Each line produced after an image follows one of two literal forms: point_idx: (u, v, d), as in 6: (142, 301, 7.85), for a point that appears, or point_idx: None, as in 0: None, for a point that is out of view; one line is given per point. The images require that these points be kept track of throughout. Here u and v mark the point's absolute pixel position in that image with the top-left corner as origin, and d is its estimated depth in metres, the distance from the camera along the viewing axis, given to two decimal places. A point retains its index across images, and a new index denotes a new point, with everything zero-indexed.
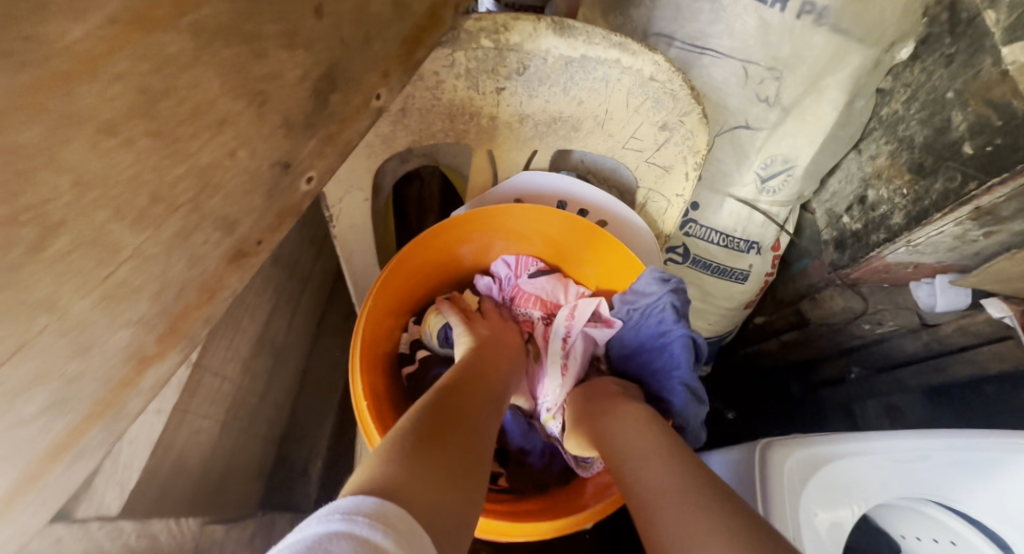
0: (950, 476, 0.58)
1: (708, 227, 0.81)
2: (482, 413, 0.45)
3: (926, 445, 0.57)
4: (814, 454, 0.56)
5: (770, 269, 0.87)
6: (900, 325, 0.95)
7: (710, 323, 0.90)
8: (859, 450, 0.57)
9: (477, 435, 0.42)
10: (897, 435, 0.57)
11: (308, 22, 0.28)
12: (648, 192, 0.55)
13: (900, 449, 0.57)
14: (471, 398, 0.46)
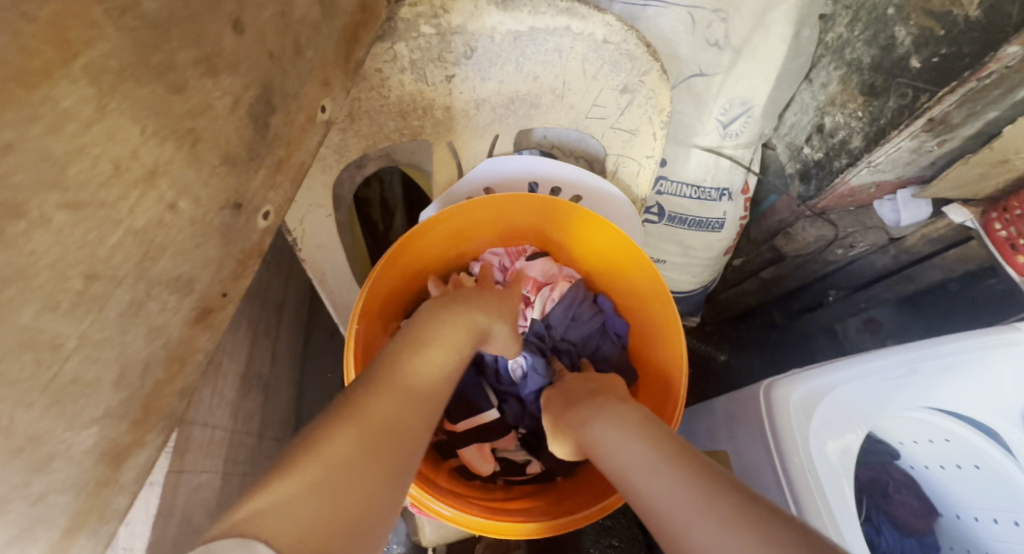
0: (939, 378, 0.61)
1: (679, 181, 0.81)
2: (432, 376, 0.40)
3: (918, 358, 0.59)
4: (816, 387, 0.58)
5: (744, 212, 0.88)
6: (871, 245, 0.98)
7: (693, 275, 0.92)
8: (855, 373, 0.58)
9: (418, 411, 0.38)
10: (889, 353, 0.59)
11: (228, 41, 0.27)
12: (617, 158, 0.53)
13: (896, 365, 0.58)
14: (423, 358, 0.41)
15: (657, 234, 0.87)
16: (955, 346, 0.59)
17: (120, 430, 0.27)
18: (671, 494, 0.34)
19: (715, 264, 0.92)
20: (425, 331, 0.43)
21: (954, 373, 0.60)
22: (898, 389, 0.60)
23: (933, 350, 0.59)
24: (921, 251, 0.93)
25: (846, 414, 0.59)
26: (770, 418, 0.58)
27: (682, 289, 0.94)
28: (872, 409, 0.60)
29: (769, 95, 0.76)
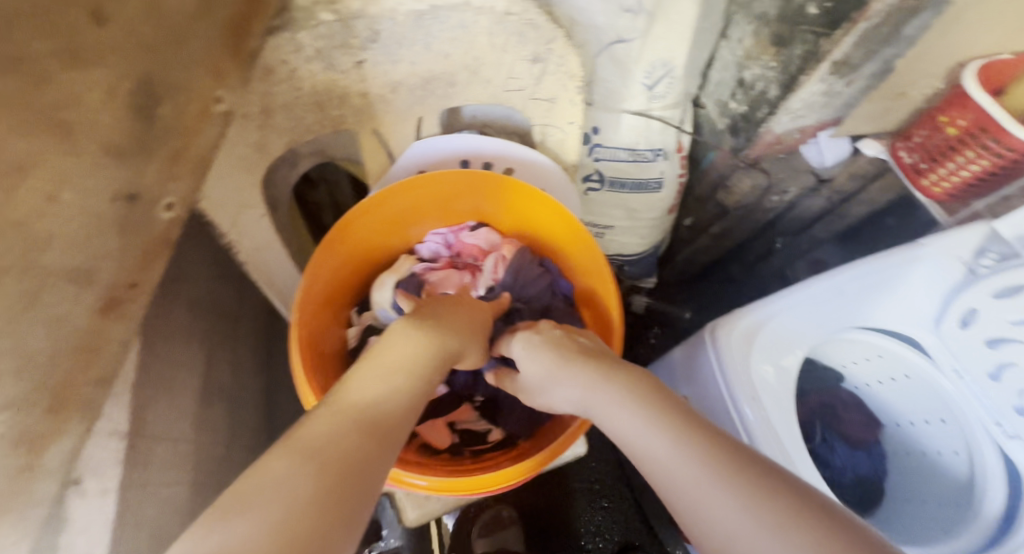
0: (861, 301, 0.66)
1: (614, 146, 0.84)
2: (393, 399, 0.36)
3: (840, 284, 0.63)
4: (751, 320, 0.62)
5: (680, 169, 0.92)
6: (802, 188, 1.03)
7: (642, 237, 0.96)
8: (785, 303, 0.63)
9: (383, 428, 0.33)
10: (814, 283, 0.63)
11: (90, 31, 0.25)
12: (543, 127, 0.56)
13: (821, 293, 0.63)
14: (383, 383, 0.37)
15: (602, 201, 0.91)
16: (872, 269, 0.64)
17: (31, 421, 0.28)
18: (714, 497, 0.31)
19: (661, 223, 0.96)
20: (393, 356, 0.40)
21: (874, 295, 0.66)
22: (827, 316, 0.65)
23: (853, 274, 0.64)
24: (846, 187, 1.00)
25: (781, 342, 0.63)
26: (716, 360, 0.62)
27: (632, 252, 0.99)
28: (807, 337, 0.64)
29: (689, 54, 0.77)
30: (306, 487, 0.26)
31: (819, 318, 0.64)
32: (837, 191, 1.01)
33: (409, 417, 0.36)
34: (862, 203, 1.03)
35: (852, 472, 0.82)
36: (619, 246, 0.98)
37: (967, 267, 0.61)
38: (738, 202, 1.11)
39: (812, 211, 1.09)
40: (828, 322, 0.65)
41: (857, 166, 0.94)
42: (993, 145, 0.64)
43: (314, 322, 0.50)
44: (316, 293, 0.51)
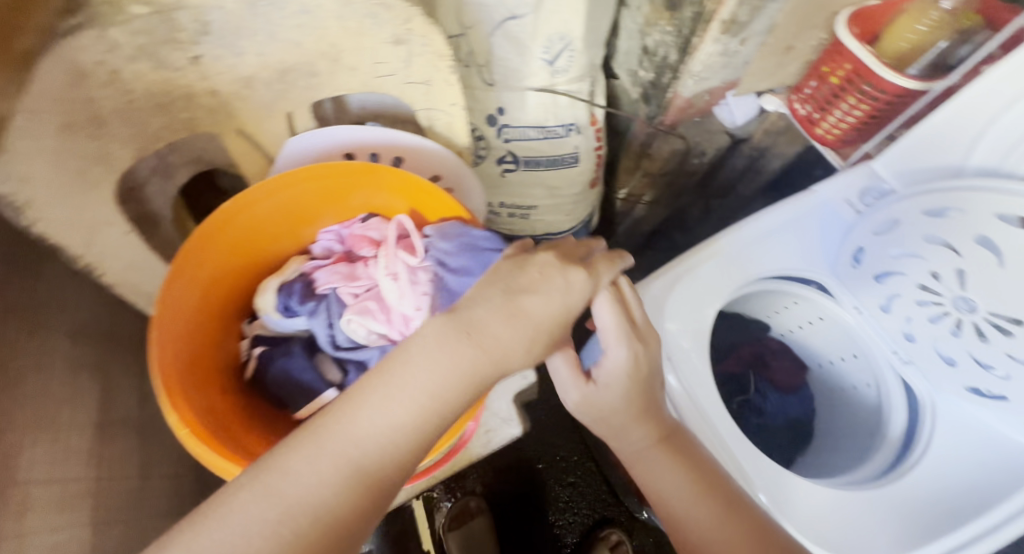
0: (762, 253, 0.67)
1: (522, 125, 0.83)
2: (410, 427, 0.33)
3: (733, 240, 0.67)
4: (662, 283, 0.64)
5: (596, 142, 0.92)
6: (720, 148, 1.07)
7: (567, 213, 0.97)
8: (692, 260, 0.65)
9: (385, 464, 0.32)
10: (709, 242, 0.65)
11: None
12: (429, 112, 0.56)
13: (715, 253, 0.66)
14: (406, 408, 0.33)
15: (520, 181, 0.90)
16: (760, 222, 0.67)
17: None
18: (698, 520, 0.49)
19: (583, 197, 0.97)
20: (439, 357, 0.35)
21: (773, 244, 0.67)
22: (732, 272, 0.66)
23: (744, 229, 0.67)
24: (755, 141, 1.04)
25: (695, 299, 0.64)
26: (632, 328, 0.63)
27: (561, 231, 1.00)
28: (717, 295, 0.65)
29: (586, 26, 0.74)
30: (298, 542, 0.28)
31: (730, 272, 0.66)
32: (748, 149, 1.06)
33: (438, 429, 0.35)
34: (771, 156, 1.08)
35: (783, 415, 0.88)
36: (547, 226, 0.98)
37: (851, 205, 0.65)
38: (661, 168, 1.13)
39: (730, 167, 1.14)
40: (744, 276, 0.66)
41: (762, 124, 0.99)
42: (870, 88, 0.67)
43: (181, 333, 0.44)
44: (188, 303, 0.46)
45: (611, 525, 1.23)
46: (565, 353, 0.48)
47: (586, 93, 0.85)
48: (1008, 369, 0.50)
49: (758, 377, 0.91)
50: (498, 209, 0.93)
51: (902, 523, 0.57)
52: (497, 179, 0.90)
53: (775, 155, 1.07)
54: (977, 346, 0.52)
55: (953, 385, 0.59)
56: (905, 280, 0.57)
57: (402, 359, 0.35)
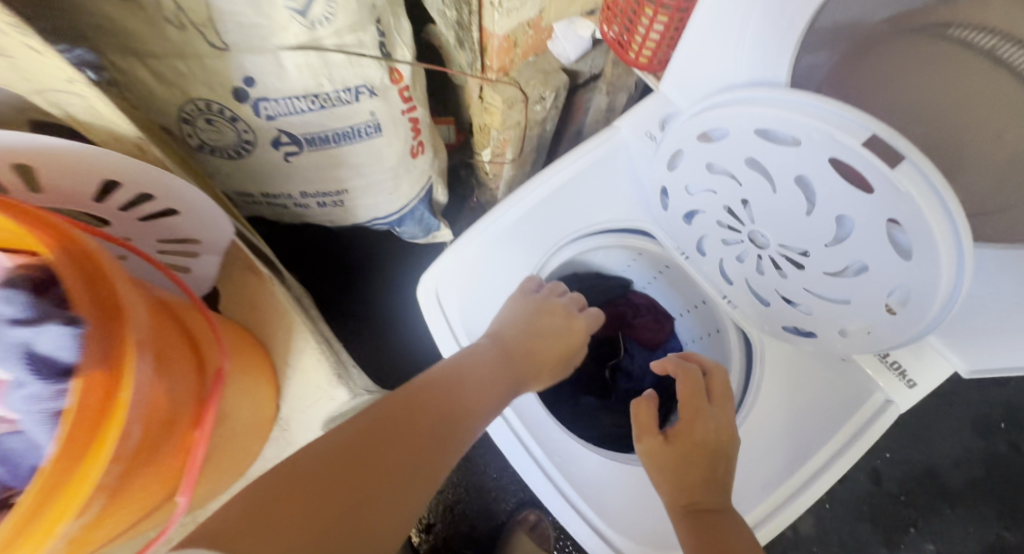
0: (571, 206, 0.63)
1: (286, 97, 0.65)
2: (473, 407, 0.53)
3: (537, 196, 0.61)
4: (451, 264, 0.60)
5: (403, 106, 0.76)
6: (556, 90, 0.92)
7: (391, 191, 0.84)
8: (478, 230, 0.60)
9: (448, 438, 0.49)
10: (508, 201, 0.61)
11: None
12: (46, 95, 0.40)
13: (517, 213, 0.61)
14: (456, 407, 0.51)
15: (313, 164, 0.74)
16: (562, 170, 0.62)
17: None
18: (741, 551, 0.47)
19: (407, 170, 0.84)
20: (489, 370, 0.56)
21: (583, 195, 0.63)
22: (540, 232, 0.62)
23: (546, 181, 0.61)
24: (590, 75, 0.98)
25: (488, 275, 0.62)
26: (439, 310, 0.61)
27: (387, 213, 0.88)
28: (527, 258, 0.63)
29: None
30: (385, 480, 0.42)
31: (527, 236, 0.62)
32: (595, 87, 1.04)
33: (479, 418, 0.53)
34: (610, 88, 1.05)
35: (648, 372, 0.84)
36: (370, 209, 0.86)
37: (652, 138, 0.59)
38: (501, 125, 0.95)
39: (576, 105, 1.07)
40: (543, 239, 0.63)
41: (595, 55, 0.93)
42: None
43: None
44: None
45: (532, 507, 1.17)
46: (650, 402, 0.61)
47: (374, 47, 0.65)
48: (806, 301, 0.49)
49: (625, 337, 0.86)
50: (300, 199, 0.79)
51: (766, 469, 0.56)
52: (282, 167, 0.73)
53: (615, 86, 1.03)
54: (776, 281, 0.51)
55: (770, 327, 0.57)
56: (706, 218, 0.54)
57: (462, 367, 0.56)
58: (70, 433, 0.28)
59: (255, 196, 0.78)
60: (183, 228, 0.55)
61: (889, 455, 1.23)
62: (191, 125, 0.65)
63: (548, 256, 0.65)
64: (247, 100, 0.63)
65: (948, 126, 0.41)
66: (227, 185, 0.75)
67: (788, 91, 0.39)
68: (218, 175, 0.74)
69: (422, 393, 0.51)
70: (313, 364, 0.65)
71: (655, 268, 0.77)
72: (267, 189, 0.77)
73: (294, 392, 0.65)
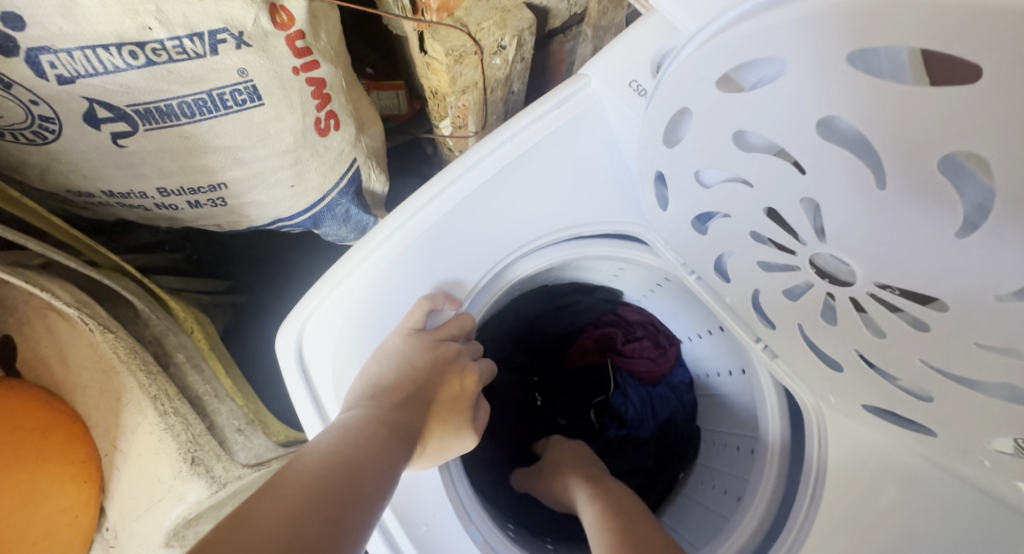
0: (515, 203, 0.40)
1: (83, 49, 0.42)
2: (359, 470, 0.31)
3: (458, 191, 0.39)
4: (325, 306, 0.38)
5: (296, 63, 0.53)
6: (520, 35, 0.67)
7: (293, 183, 0.62)
8: (367, 250, 0.38)
9: (333, 527, 0.27)
10: (414, 199, 0.38)
11: None
12: None
13: (427, 216, 0.39)
14: (320, 505, 0.28)
15: (163, 150, 0.53)
16: (500, 149, 0.39)
17: None
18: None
19: (313, 153, 0.61)
20: (362, 421, 0.35)
21: (535, 185, 0.40)
22: (466, 243, 0.40)
23: (474, 167, 0.39)
24: (569, 15, 0.74)
25: (390, 317, 0.39)
26: (304, 377, 0.39)
27: (294, 211, 0.67)
28: (453, 284, 0.40)
29: None
30: None
31: (450, 254, 0.40)
32: (577, 34, 0.80)
33: (375, 485, 0.31)
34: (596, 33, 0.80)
35: (651, 421, 0.60)
36: (268, 207, 0.64)
37: (640, 90, 0.36)
38: (449, 89, 0.71)
39: (554, 58, 0.83)
40: (476, 256, 0.41)
41: None
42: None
43: None
44: None
45: None
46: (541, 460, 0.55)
47: None
48: (915, 377, 0.27)
49: (614, 366, 0.63)
50: (161, 198, 0.58)
51: None
52: (118, 155, 0.52)
53: (604, 29, 0.76)
54: (864, 339, 0.29)
55: (838, 397, 0.35)
56: (737, 225, 0.31)
57: (312, 456, 0.31)
58: None
59: (96, 195, 0.57)
60: None
61: None
62: None
63: (488, 275, 0.42)
64: (18, 54, 0.41)
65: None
66: (51, 179, 0.54)
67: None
68: (31, 167, 0.52)
69: (238, 525, 0.25)
70: (153, 450, 0.45)
71: (647, 286, 0.55)
72: (107, 186, 0.55)
73: (124, 489, 0.45)
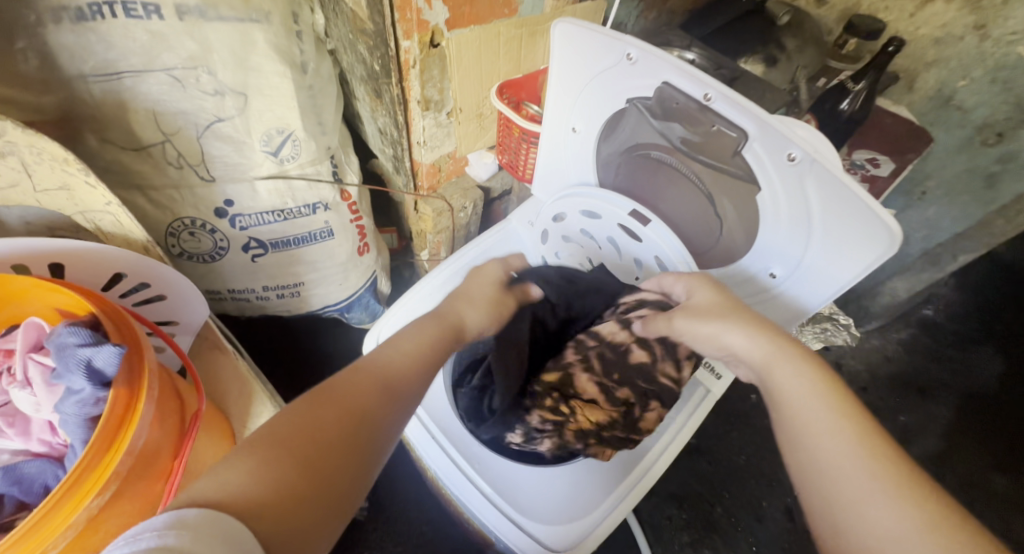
0: None
1: (256, 212, 0.86)
2: (425, 347, 0.52)
3: (459, 266, 0.80)
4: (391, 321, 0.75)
5: (351, 216, 0.98)
6: (473, 201, 1.17)
7: (342, 282, 1.02)
8: (413, 292, 0.77)
9: (405, 375, 0.48)
10: (437, 269, 0.79)
11: None
12: (86, 214, 0.59)
13: (443, 277, 0.79)
14: (401, 363, 0.48)
15: (275, 263, 0.93)
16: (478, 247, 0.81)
17: None
18: (808, 403, 0.43)
19: (354, 265, 1.03)
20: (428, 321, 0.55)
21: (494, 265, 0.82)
22: None
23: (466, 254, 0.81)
24: (503, 189, 1.26)
25: None
26: None
27: (337, 301, 1.06)
28: None
29: (306, 120, 0.82)
30: (340, 417, 0.40)
31: None
32: (508, 198, 1.32)
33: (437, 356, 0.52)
34: (520, 198, 1.32)
35: None
36: (322, 298, 1.03)
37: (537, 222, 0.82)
38: (431, 230, 1.17)
39: (494, 211, 1.33)
40: None
41: (503, 175, 1.21)
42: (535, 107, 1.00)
43: None
44: None
45: None
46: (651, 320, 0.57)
47: (329, 174, 0.90)
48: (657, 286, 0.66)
49: None
50: (262, 292, 0.97)
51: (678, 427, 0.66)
52: (249, 266, 0.92)
53: (523, 198, 1.29)
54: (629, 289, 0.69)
55: None
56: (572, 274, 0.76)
57: (365, 367, 0.46)
58: (130, 378, 0.45)
59: (222, 291, 0.95)
60: (164, 312, 0.68)
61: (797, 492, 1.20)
62: (176, 237, 0.85)
63: None
64: (225, 216, 0.85)
65: (686, 222, 0.60)
66: (203, 281, 0.93)
67: (604, 192, 0.63)
68: (196, 275, 0.92)
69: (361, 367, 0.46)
70: None
71: None
72: (234, 285, 0.94)
73: None
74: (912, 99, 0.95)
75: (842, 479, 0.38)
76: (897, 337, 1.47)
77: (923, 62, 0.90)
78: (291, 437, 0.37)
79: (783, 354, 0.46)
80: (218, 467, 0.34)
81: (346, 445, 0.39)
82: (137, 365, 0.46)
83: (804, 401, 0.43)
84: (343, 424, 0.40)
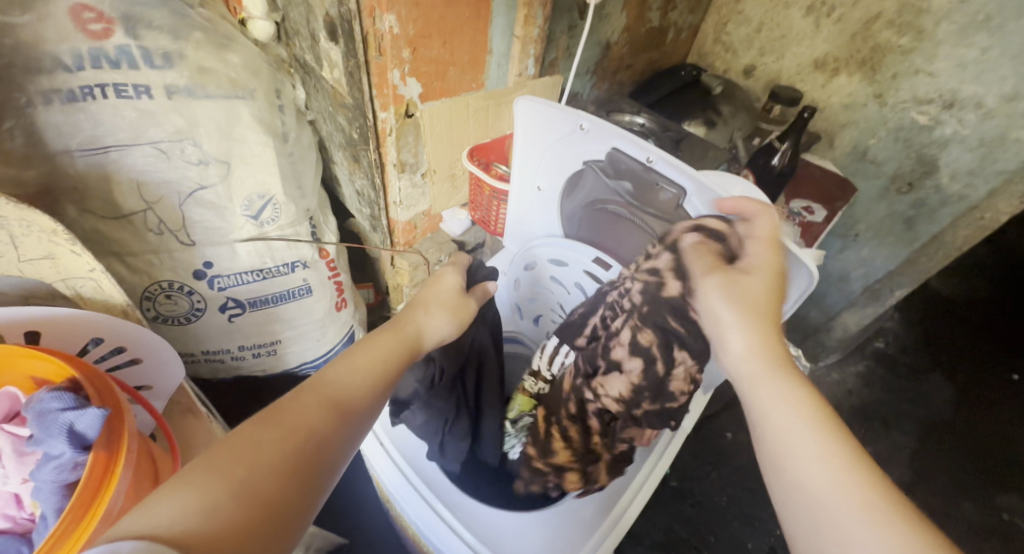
0: None
1: (234, 273, 0.88)
2: (386, 363, 0.52)
3: None
4: None
5: (329, 273, 1.00)
6: (448, 255, 1.21)
7: (319, 337, 1.03)
8: None
9: (360, 394, 0.48)
10: None
11: None
12: (68, 282, 0.61)
13: None
14: (357, 381, 0.48)
15: (252, 322, 0.94)
16: None
17: None
18: (784, 412, 0.42)
19: (331, 321, 1.04)
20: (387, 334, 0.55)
21: None
22: None
23: None
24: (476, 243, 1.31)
25: None
26: None
27: (315, 357, 1.06)
28: None
29: (285, 184, 0.86)
30: (288, 442, 0.41)
31: None
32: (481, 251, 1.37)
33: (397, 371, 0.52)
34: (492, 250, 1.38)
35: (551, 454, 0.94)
36: (299, 355, 1.03)
37: None
38: (408, 284, 1.21)
39: None
40: None
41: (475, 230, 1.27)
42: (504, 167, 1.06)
43: None
44: None
45: None
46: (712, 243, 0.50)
47: (307, 234, 0.94)
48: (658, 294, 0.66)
49: None
50: (237, 352, 0.96)
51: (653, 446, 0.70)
52: (226, 326, 0.92)
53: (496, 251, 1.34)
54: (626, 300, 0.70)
55: None
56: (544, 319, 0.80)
57: (316, 384, 0.47)
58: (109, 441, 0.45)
59: (195, 353, 0.94)
60: (139, 377, 0.67)
61: (779, 531, 1.20)
62: (152, 300, 0.85)
63: None
64: (203, 277, 0.86)
65: None
66: (176, 344, 0.92)
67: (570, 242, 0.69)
68: (169, 338, 0.91)
69: (315, 385, 0.47)
70: None
71: None
72: (209, 346, 0.94)
73: None
74: (835, 154, 1.08)
75: (828, 504, 0.37)
76: (856, 370, 1.55)
77: (838, 123, 1.04)
78: (238, 462, 0.38)
79: (773, 374, 0.44)
80: (158, 498, 0.34)
81: (293, 467, 0.40)
82: (117, 429, 0.46)
83: (781, 412, 0.42)
84: (292, 445, 0.41)
